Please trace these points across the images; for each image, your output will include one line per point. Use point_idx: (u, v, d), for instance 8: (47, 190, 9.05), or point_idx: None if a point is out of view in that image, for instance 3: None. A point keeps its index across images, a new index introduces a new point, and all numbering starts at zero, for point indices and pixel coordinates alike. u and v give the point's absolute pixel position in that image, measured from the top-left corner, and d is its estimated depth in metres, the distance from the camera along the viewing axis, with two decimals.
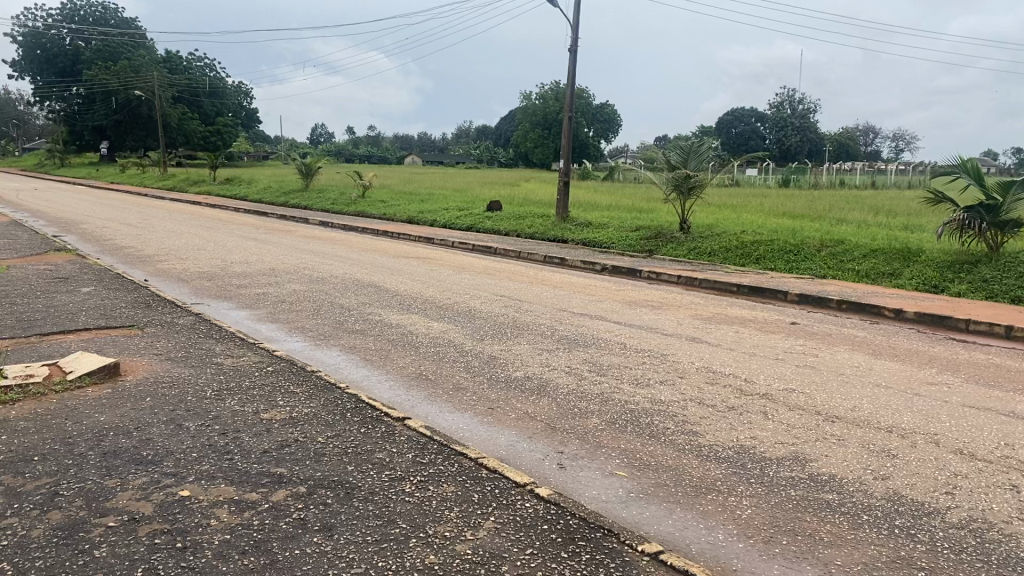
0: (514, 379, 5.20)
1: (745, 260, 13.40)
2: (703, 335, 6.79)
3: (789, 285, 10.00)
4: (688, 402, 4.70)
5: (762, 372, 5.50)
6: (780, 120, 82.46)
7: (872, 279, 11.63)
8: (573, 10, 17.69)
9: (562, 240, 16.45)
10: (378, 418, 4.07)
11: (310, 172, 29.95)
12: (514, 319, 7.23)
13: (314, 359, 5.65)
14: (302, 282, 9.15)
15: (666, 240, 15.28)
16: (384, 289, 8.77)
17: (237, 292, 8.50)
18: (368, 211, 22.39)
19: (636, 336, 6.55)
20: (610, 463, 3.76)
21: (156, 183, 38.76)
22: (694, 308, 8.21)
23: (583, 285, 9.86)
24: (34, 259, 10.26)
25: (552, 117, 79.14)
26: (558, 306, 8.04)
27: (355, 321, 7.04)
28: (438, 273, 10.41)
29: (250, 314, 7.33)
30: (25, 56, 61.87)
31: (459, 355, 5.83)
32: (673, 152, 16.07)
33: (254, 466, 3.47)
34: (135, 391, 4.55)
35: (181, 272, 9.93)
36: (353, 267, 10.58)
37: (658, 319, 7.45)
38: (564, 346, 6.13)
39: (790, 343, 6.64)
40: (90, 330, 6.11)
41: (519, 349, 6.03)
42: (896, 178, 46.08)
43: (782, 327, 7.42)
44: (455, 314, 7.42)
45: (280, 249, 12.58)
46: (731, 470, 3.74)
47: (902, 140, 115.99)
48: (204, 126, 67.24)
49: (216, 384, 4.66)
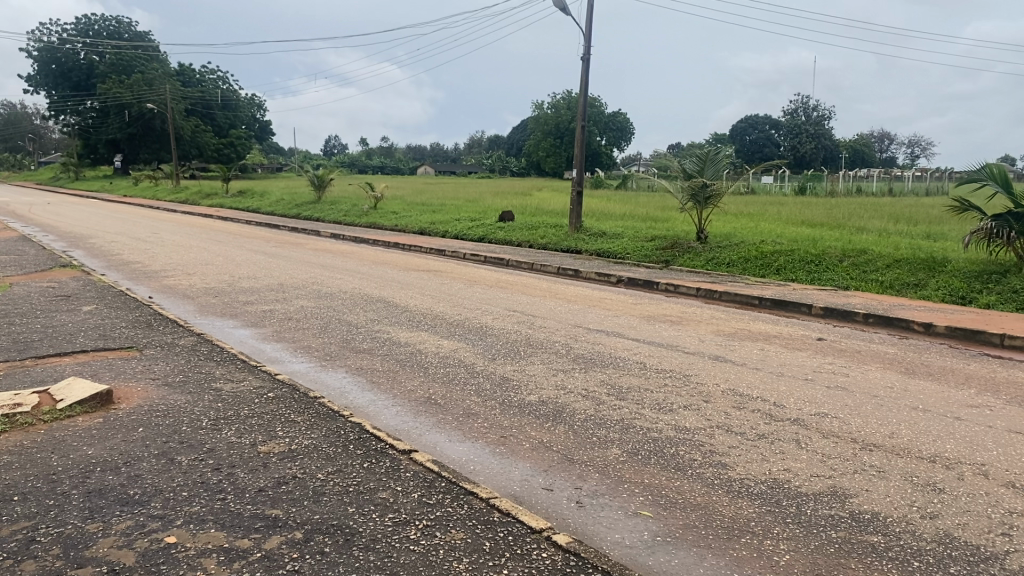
0: (528, 403, 4.93)
1: (764, 271, 13.08)
2: (726, 353, 6.50)
3: (812, 298, 9.68)
4: (716, 431, 4.41)
5: (791, 395, 5.21)
6: (794, 128, 81.74)
7: (895, 291, 11.29)
8: (585, 19, 17.52)
9: (576, 250, 16.17)
10: (383, 450, 3.79)
11: (322, 183, 29.84)
12: (528, 336, 6.96)
13: (318, 382, 5.39)
14: (310, 298, 8.91)
15: (682, 250, 14.96)
16: (394, 305, 8.52)
17: (243, 309, 8.26)
18: (379, 222, 22.20)
19: (656, 355, 6.27)
20: (633, 501, 3.48)
21: (170, 196, 38.76)
22: (715, 324, 7.92)
23: (599, 298, 9.57)
24: (39, 276, 10.08)
25: (565, 126, 78.91)
26: (574, 321, 7.76)
27: (363, 339, 6.79)
28: (450, 287, 10.16)
29: (255, 333, 7.08)
30: (40, 70, 62.17)
31: (471, 377, 5.55)
32: (689, 160, 15.76)
33: (247, 508, 3.19)
34: (126, 421, 4.29)
35: (187, 288, 9.72)
36: (362, 282, 10.33)
37: (678, 336, 7.17)
38: (581, 366, 5.85)
39: (818, 362, 6.32)
40: (88, 353, 5.88)
41: (533, 370, 5.76)
42: (915, 185, 45.39)
43: (808, 343, 7.12)
44: (467, 331, 7.16)
45: (289, 263, 12.37)
46: (765, 508, 3.45)
47: (918, 147, 115.10)
48: (217, 138, 67.39)
49: (213, 413, 4.40)
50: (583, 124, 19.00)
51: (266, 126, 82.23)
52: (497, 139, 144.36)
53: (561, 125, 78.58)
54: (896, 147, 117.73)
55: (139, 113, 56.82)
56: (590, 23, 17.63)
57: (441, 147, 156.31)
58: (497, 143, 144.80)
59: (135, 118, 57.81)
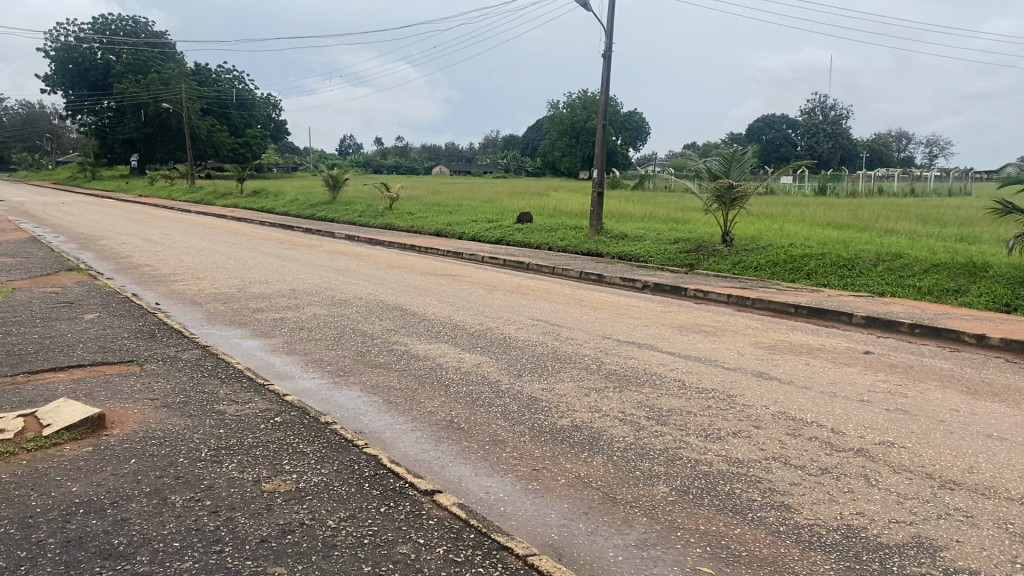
0: (562, 429, 4.47)
1: (795, 275, 12.59)
2: (770, 369, 6.00)
3: (851, 306, 9.18)
4: (775, 465, 3.95)
5: (849, 420, 4.73)
6: (812, 127, 80.77)
7: (934, 297, 10.78)
8: (607, 16, 17.07)
9: (597, 253, 15.70)
10: (402, 491, 3.35)
11: (336, 183, 29.49)
12: (554, 350, 6.49)
13: (331, 403, 4.95)
14: (323, 305, 8.49)
15: (707, 253, 14.46)
16: (411, 314, 8.07)
17: (252, 318, 7.84)
18: (395, 223, 21.78)
19: (695, 371, 5.80)
20: (690, 553, 3.03)
21: (185, 196, 38.43)
22: (752, 335, 7.42)
23: (625, 306, 9.09)
24: (44, 281, 9.72)
25: (580, 126, 78.29)
26: (602, 332, 7.30)
27: (378, 352, 6.34)
28: (468, 292, 9.73)
29: (265, 345, 6.66)
30: (57, 70, 62.21)
31: (496, 397, 5.10)
32: (714, 160, 15.25)
33: (247, 566, 2.75)
34: (118, 451, 3.86)
35: (196, 293, 9.32)
36: (378, 287, 9.91)
37: (714, 348, 6.70)
38: (615, 385, 5.38)
39: (871, 379, 5.83)
40: (84, 368, 5.47)
41: (563, 389, 5.29)
42: (938, 185, 44.40)
43: (855, 358, 6.61)
44: (489, 343, 6.71)
45: (303, 267, 11.95)
46: (842, 563, 2.99)
47: (936, 146, 114.00)
48: (232, 138, 67.19)
49: (212, 442, 3.97)
50: (603, 123, 18.51)
51: (281, 126, 81.97)
52: (512, 138, 143.85)
53: (576, 124, 78.00)
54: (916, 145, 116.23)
55: (155, 112, 56.65)
56: (611, 19, 17.13)
57: (457, 146, 155.87)
58: (512, 142, 144.05)
59: (151, 117, 57.63)
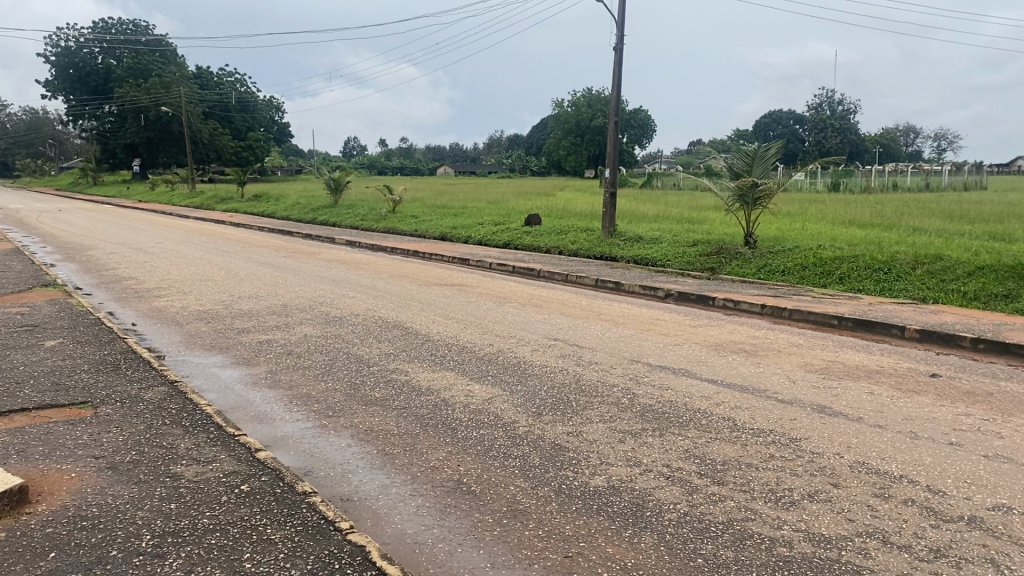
0: (597, 493, 3.63)
1: (826, 280, 11.76)
2: (831, 402, 5.12)
3: (900, 317, 8.32)
4: (873, 548, 3.10)
5: (946, 473, 3.87)
6: (819, 121, 79.52)
7: (981, 304, 9.90)
8: (617, 7, 16.21)
9: (611, 258, 14.84)
10: None
11: (338, 187, 28.63)
12: (576, 378, 5.63)
13: (314, 458, 4.11)
14: (316, 325, 7.65)
15: (729, 256, 13.60)
16: (413, 333, 7.23)
17: (235, 341, 7.01)
18: (398, 227, 20.93)
19: (747, 407, 4.95)
20: None
21: (185, 201, 37.67)
22: (799, 356, 6.56)
23: (650, 320, 8.23)
24: (12, 299, 8.89)
25: (585, 124, 77.24)
26: (629, 354, 6.46)
27: (374, 384, 5.49)
28: (476, 306, 8.88)
29: (244, 377, 5.82)
30: (59, 75, 61.72)
31: (514, 445, 4.26)
32: (735, 157, 14.34)
33: None
34: (34, 540, 3.01)
35: (177, 312, 8.50)
36: (377, 301, 9.09)
37: (760, 374, 5.84)
38: (654, 427, 4.52)
39: (952, 413, 4.97)
40: (28, 413, 4.63)
41: (593, 433, 4.43)
42: (952, 179, 43.25)
43: (923, 384, 5.72)
44: (503, 371, 5.86)
45: (298, 278, 11.12)
46: None
47: (944, 140, 112.72)
48: (234, 141, 66.52)
49: (159, 524, 3.13)
50: (614, 120, 17.62)
51: (284, 129, 81.40)
52: (516, 139, 143.24)
53: (581, 122, 77.20)
54: (924, 139, 114.79)
55: (156, 116, 56.06)
56: (622, 12, 16.28)
57: (460, 147, 155.36)
58: (515, 142, 143.51)
59: (153, 121, 57.09)
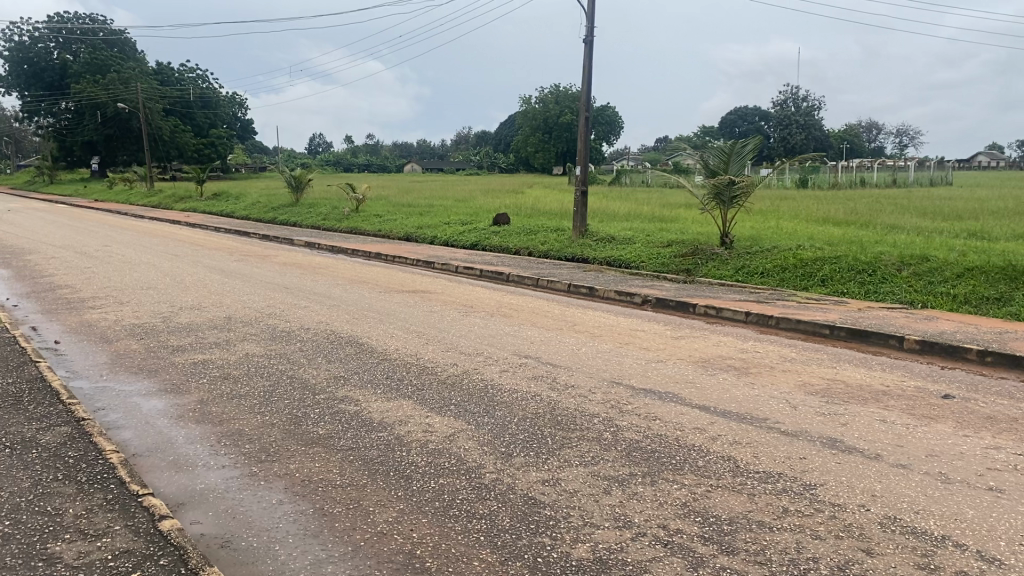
0: (582, 570, 2.94)
1: (808, 282, 11.21)
2: (841, 434, 4.47)
3: (895, 325, 7.75)
4: None
5: (997, 532, 3.23)
6: (784, 117, 79.63)
7: (972, 307, 9.39)
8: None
9: (583, 259, 14.22)
10: None
11: (299, 185, 27.63)
12: (550, 408, 4.92)
13: (235, 522, 3.38)
14: (260, 341, 6.87)
15: (705, 257, 13.01)
16: (368, 352, 6.49)
17: (167, 363, 6.21)
18: (361, 227, 20.13)
19: (751, 443, 4.28)
20: None
21: (141, 201, 36.30)
22: (795, 374, 5.92)
23: (629, 332, 7.55)
24: None
25: (552, 121, 76.66)
26: (610, 375, 5.77)
27: (317, 419, 4.74)
28: (440, 317, 8.17)
29: (169, 408, 5.04)
30: (12, 70, 59.52)
31: (479, 500, 3.55)
32: (710, 154, 13.72)
33: None
34: None
35: (106, 327, 7.65)
36: (331, 312, 8.33)
37: (759, 399, 5.19)
38: (646, 473, 3.84)
39: (978, 445, 4.35)
40: None
41: (572, 482, 3.74)
42: (917, 174, 43.24)
43: (938, 408, 5.11)
44: (468, 398, 5.15)
45: (246, 285, 10.30)
46: None
47: (906, 136, 114.13)
48: (195, 139, 64.88)
49: None
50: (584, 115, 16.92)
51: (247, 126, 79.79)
52: (482, 136, 142.41)
53: (548, 119, 76.58)
54: (885, 136, 116.20)
55: (114, 113, 54.35)
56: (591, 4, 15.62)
57: (426, 144, 154.22)
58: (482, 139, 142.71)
59: (111, 118, 55.41)
